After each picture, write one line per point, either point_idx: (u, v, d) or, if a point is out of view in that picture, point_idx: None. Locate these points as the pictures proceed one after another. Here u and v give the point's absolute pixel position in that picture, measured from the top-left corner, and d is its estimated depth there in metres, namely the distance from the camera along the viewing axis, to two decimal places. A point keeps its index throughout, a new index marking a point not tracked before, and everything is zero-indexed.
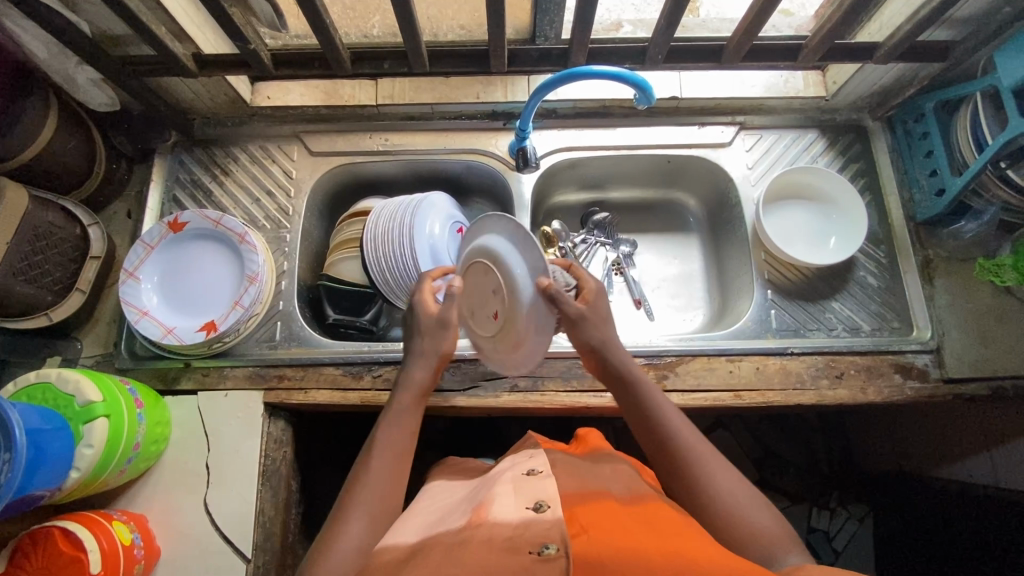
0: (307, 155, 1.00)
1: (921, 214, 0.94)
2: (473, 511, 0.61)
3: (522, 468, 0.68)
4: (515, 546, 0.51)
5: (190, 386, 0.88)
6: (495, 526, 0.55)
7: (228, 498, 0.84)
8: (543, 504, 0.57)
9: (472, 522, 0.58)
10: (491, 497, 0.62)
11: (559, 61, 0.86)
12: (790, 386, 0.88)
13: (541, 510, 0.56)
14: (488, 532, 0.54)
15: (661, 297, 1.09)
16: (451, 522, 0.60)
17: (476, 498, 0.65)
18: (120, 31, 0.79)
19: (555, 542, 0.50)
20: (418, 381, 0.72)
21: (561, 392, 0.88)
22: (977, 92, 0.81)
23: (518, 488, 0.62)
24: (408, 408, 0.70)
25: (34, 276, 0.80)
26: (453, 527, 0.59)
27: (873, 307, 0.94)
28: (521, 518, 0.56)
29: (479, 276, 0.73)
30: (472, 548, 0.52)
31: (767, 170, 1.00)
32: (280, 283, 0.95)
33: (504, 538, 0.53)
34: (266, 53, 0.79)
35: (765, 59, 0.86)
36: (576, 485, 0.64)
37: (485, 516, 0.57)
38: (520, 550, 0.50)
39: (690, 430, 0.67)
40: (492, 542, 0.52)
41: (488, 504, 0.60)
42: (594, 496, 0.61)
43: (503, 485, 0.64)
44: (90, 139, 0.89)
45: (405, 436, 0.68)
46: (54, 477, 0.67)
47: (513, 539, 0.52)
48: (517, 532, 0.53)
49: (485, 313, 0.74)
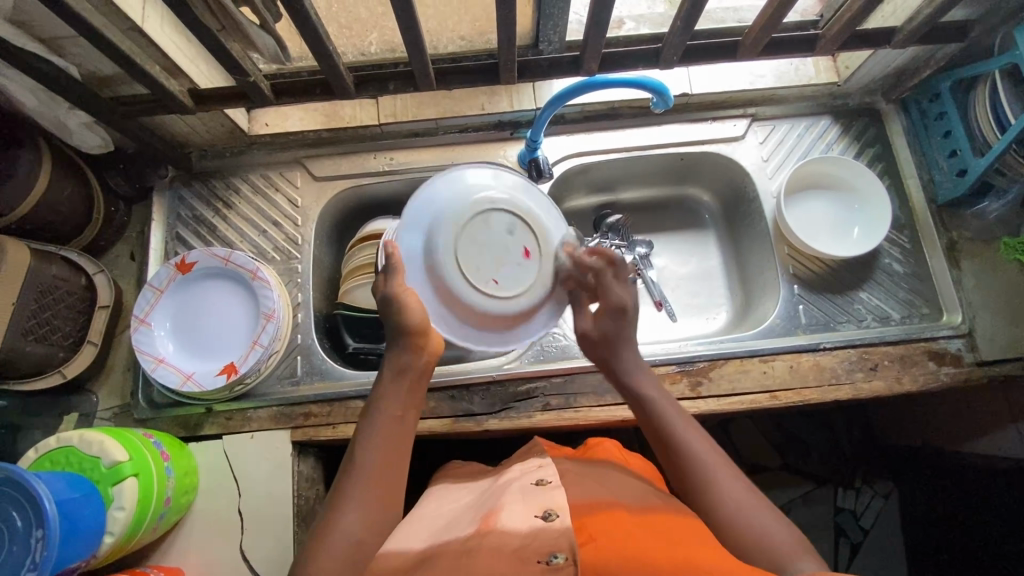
0: (311, 180, 0.97)
1: (942, 196, 0.93)
2: (482, 518, 0.59)
3: (531, 478, 0.65)
4: (523, 557, 0.50)
5: (214, 431, 0.86)
6: (503, 534, 0.54)
7: (264, 542, 0.82)
8: (552, 513, 0.55)
9: (481, 529, 0.57)
10: (500, 505, 0.60)
11: (571, 68, 0.83)
12: (825, 382, 0.87)
13: (550, 519, 0.54)
14: (498, 541, 0.53)
15: (681, 297, 1.07)
16: (461, 528, 0.60)
17: (486, 505, 0.64)
18: (110, 72, 0.75)
19: (563, 551, 0.50)
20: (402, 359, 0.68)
21: (594, 407, 0.87)
22: (996, 70, 0.80)
23: (525, 496, 0.60)
24: (399, 389, 0.67)
25: (44, 335, 0.77)
26: (461, 534, 0.58)
27: (901, 295, 0.93)
28: (530, 526, 0.54)
29: (484, 228, 0.73)
30: (485, 559, 0.51)
31: (783, 161, 0.98)
32: (296, 316, 0.92)
33: (513, 547, 0.52)
34: (265, 84, 0.75)
35: (781, 52, 0.83)
36: (586, 494, 0.63)
37: (493, 524, 0.57)
38: (528, 559, 0.50)
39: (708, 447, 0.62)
40: (502, 552, 0.51)
41: (496, 512, 0.59)
42: (602, 504, 0.60)
43: (512, 493, 0.62)
44: (86, 183, 0.85)
45: (399, 421, 0.65)
46: (88, 546, 0.65)
47: (522, 548, 0.51)
48: (525, 542, 0.52)
49: (509, 260, 0.73)
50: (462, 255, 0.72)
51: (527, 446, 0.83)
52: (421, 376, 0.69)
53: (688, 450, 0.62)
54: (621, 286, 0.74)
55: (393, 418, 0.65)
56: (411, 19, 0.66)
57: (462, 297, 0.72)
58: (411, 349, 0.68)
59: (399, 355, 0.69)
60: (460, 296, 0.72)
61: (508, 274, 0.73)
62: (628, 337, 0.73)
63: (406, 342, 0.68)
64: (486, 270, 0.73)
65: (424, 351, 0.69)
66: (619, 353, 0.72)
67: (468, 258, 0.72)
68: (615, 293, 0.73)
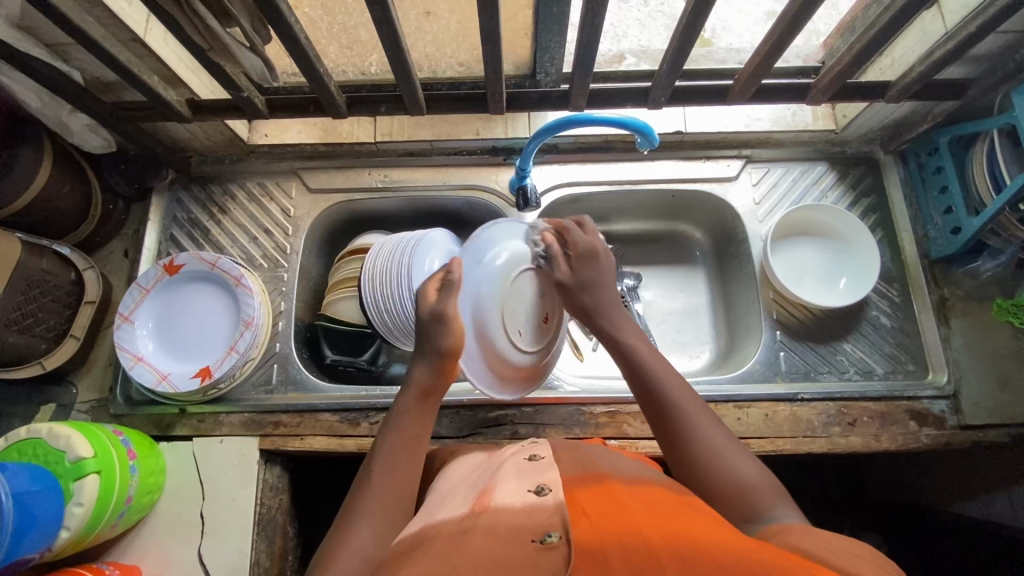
0: (305, 192, 0.99)
1: (936, 252, 0.91)
2: (474, 497, 0.56)
3: (523, 454, 0.65)
4: (517, 535, 0.47)
5: (185, 432, 0.87)
6: (496, 512, 0.51)
7: (222, 548, 0.82)
8: (544, 488, 0.55)
9: (475, 509, 0.53)
10: (492, 485, 0.57)
11: (559, 102, 0.85)
12: (800, 433, 0.85)
13: (542, 494, 0.53)
14: (490, 519, 0.50)
15: (665, 332, 1.06)
16: (452, 508, 0.56)
17: (477, 483, 0.61)
18: (112, 78, 0.78)
19: (557, 530, 0.47)
20: (421, 379, 0.67)
21: (562, 439, 0.86)
22: (993, 130, 0.78)
23: (519, 474, 0.59)
24: (412, 411, 0.65)
25: (26, 326, 0.79)
26: (454, 514, 0.53)
27: (886, 349, 0.91)
28: (523, 503, 0.52)
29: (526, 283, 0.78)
30: (475, 536, 0.48)
31: (775, 205, 0.98)
32: (277, 324, 0.93)
33: (507, 526, 0.48)
34: (260, 99, 0.78)
35: (773, 98, 0.83)
36: (578, 468, 0.60)
37: (487, 503, 0.53)
38: (521, 536, 0.47)
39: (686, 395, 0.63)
40: (495, 530, 0.48)
41: (489, 491, 0.56)
42: (597, 480, 0.57)
43: (504, 473, 0.60)
44: (85, 181, 0.88)
45: (415, 440, 0.64)
46: (43, 540, 0.66)
47: (516, 526, 0.48)
48: (520, 521, 0.49)
49: (534, 321, 0.79)
50: (508, 299, 0.76)
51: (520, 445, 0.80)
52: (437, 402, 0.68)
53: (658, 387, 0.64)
54: (589, 235, 0.75)
55: (411, 436, 0.64)
56: (399, 48, 0.68)
57: (494, 341, 0.74)
58: (439, 370, 0.68)
59: (421, 375, 0.68)
60: (495, 344, 0.75)
61: (530, 331, 0.79)
62: (601, 282, 0.72)
63: (436, 363, 0.68)
64: (516, 322, 0.77)
65: (447, 374, 0.68)
66: (587, 298, 0.72)
67: (512, 305, 0.76)
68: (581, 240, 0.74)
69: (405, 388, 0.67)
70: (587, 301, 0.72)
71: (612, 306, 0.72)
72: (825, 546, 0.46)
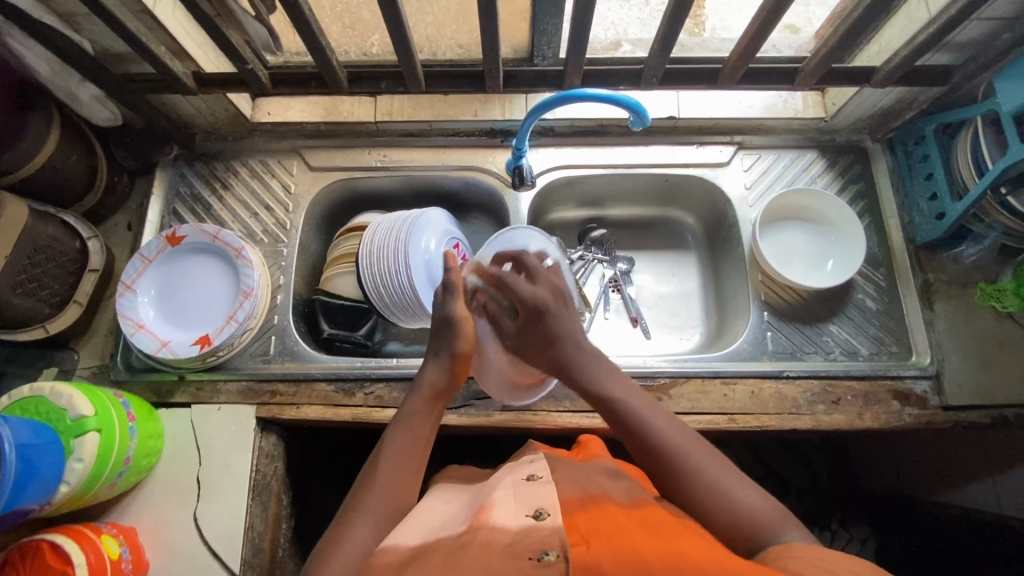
0: (306, 169, 1.01)
1: (922, 237, 0.93)
2: (473, 516, 0.58)
3: (521, 473, 0.65)
4: (515, 552, 0.49)
5: (183, 399, 0.89)
6: (495, 530, 0.53)
7: (218, 511, 0.84)
8: (543, 512, 0.55)
9: (473, 526, 0.55)
10: (492, 501, 0.59)
11: (555, 82, 0.86)
12: (785, 410, 0.87)
13: (541, 518, 0.54)
14: (489, 537, 0.52)
15: (657, 315, 1.08)
16: (451, 527, 0.57)
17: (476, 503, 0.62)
18: (122, 50, 0.80)
19: (554, 548, 0.49)
20: (431, 382, 0.72)
21: (553, 412, 0.88)
22: (977, 116, 0.80)
23: (517, 493, 0.59)
24: (420, 411, 0.70)
25: (32, 289, 0.81)
26: (453, 532, 0.55)
27: (872, 331, 0.93)
28: (521, 524, 0.53)
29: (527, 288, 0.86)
30: (473, 553, 0.50)
31: (765, 190, 1.00)
32: (276, 297, 0.95)
33: (504, 543, 0.50)
34: (264, 73, 0.80)
35: (761, 81, 0.86)
36: (577, 488, 0.61)
37: (486, 520, 0.55)
38: (519, 555, 0.48)
39: (682, 435, 0.64)
40: (492, 548, 0.50)
41: (487, 509, 0.58)
42: (595, 500, 0.59)
43: (503, 490, 0.61)
44: (90, 152, 0.90)
45: (420, 439, 0.69)
46: (44, 492, 0.67)
47: (513, 544, 0.50)
48: (516, 539, 0.51)
49: None
50: None
51: (523, 445, 0.81)
52: (445, 404, 0.74)
53: (654, 436, 0.63)
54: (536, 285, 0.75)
55: (417, 434, 0.69)
56: (400, 26, 0.70)
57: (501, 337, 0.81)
58: (449, 372, 0.74)
59: (433, 377, 0.73)
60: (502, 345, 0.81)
61: None
62: (566, 334, 0.71)
63: (447, 364, 0.74)
64: None
65: (456, 376, 0.74)
66: (560, 354, 0.71)
67: None
68: (528, 294, 0.73)
69: (415, 390, 0.72)
70: (562, 355, 0.71)
71: (590, 360, 0.70)
72: (821, 565, 0.46)
